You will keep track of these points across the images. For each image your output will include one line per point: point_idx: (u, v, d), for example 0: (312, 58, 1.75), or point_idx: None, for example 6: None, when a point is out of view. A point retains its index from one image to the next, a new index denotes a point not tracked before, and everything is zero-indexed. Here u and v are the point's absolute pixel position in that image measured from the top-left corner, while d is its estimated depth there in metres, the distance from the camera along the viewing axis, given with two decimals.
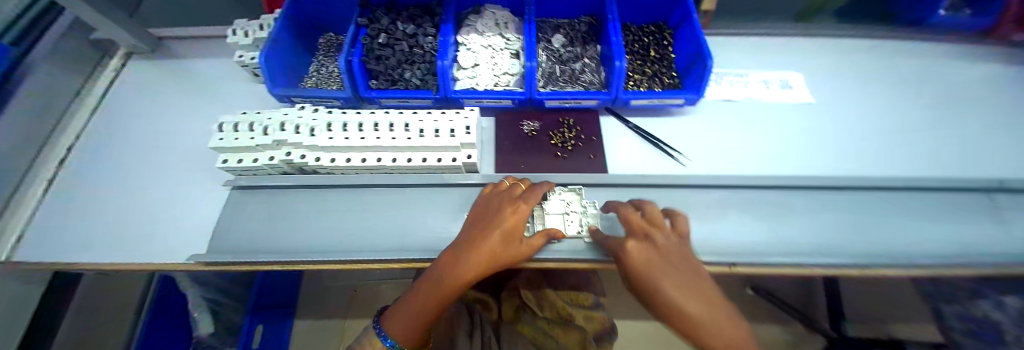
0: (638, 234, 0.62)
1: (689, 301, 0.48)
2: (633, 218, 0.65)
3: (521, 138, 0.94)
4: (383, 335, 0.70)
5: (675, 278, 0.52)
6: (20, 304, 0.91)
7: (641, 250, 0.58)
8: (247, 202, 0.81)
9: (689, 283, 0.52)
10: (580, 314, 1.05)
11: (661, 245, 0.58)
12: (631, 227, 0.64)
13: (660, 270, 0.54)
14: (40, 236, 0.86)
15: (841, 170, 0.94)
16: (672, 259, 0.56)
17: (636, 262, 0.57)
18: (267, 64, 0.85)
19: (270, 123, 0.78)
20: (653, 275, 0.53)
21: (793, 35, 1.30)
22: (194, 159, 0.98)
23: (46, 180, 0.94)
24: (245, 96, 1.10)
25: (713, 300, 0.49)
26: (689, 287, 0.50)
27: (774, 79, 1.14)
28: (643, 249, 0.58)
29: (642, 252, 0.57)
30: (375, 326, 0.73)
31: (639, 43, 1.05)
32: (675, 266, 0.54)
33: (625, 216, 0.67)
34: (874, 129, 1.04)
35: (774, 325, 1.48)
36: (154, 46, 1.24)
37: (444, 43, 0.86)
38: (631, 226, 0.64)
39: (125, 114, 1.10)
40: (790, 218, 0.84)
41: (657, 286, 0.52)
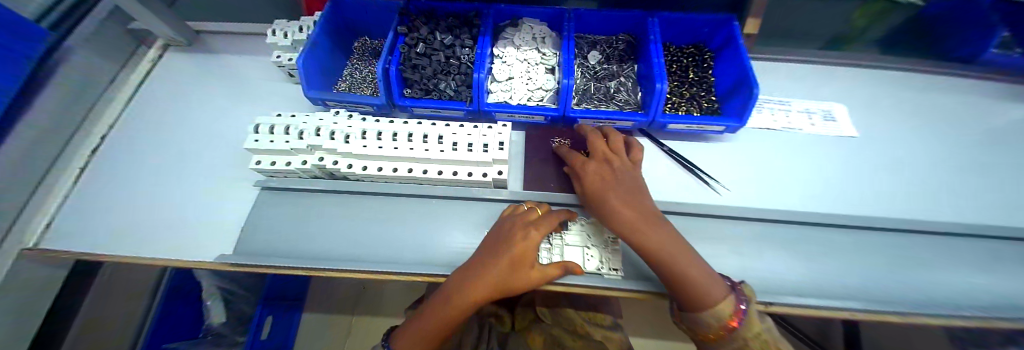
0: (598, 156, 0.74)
1: (626, 210, 0.62)
2: (599, 143, 0.77)
3: (551, 156, 0.92)
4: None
5: (621, 194, 0.66)
6: (45, 287, 0.93)
7: (599, 172, 0.70)
8: (274, 203, 0.81)
9: (635, 201, 0.65)
10: (597, 333, 0.99)
11: (616, 168, 0.71)
12: (596, 151, 0.76)
13: (614, 187, 0.66)
14: (71, 224, 0.87)
15: (884, 209, 0.90)
16: (623, 178, 0.69)
17: (592, 180, 0.70)
18: (305, 67, 0.86)
19: (307, 128, 0.79)
20: (598, 191, 0.67)
21: (835, 65, 1.26)
22: (223, 155, 0.99)
23: (76, 169, 0.97)
24: (278, 95, 1.11)
25: (646, 210, 0.63)
26: (633, 203, 0.64)
27: (817, 109, 1.11)
28: (602, 170, 0.70)
29: (599, 173, 0.70)
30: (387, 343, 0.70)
31: (678, 64, 1.05)
32: (624, 185, 0.67)
33: (591, 142, 0.78)
34: (921, 167, 1.00)
35: None
36: (191, 40, 1.28)
37: (481, 56, 0.85)
38: (596, 150, 0.76)
39: (158, 105, 1.12)
40: (831, 258, 0.79)
41: (606, 199, 0.65)
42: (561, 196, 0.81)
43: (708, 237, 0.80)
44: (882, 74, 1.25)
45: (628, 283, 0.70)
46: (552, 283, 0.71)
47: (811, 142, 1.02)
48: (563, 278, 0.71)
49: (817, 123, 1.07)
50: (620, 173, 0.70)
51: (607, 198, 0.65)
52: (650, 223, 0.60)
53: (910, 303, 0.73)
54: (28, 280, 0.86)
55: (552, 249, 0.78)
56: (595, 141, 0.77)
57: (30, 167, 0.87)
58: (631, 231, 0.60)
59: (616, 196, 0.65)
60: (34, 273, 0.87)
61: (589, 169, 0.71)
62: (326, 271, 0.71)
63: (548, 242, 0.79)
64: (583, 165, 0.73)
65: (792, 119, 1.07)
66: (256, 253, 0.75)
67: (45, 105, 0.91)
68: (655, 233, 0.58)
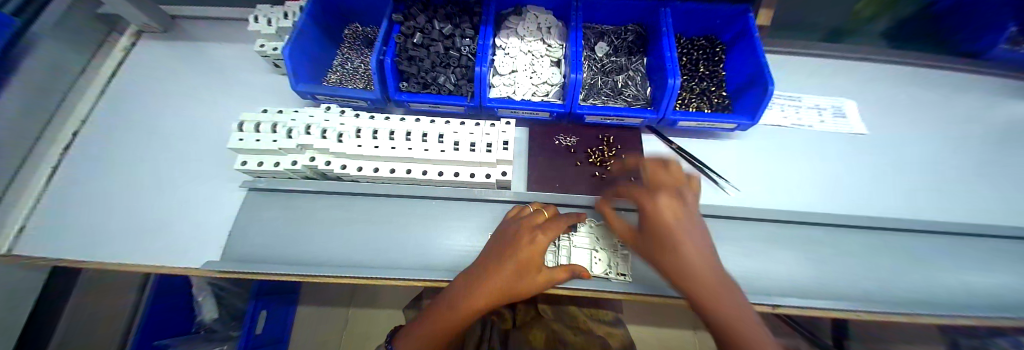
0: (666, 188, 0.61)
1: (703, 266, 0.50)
2: (665, 174, 0.64)
3: (556, 154, 0.88)
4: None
5: (694, 241, 0.54)
6: (22, 292, 0.88)
7: (674, 209, 0.56)
8: (264, 206, 0.76)
9: (708, 255, 0.53)
10: (599, 328, 1.00)
11: (689, 207, 0.58)
12: (662, 181, 0.63)
13: (689, 233, 0.54)
14: (46, 227, 0.81)
15: (888, 209, 0.89)
16: (695, 221, 0.56)
17: (663, 215, 0.56)
18: (292, 58, 0.79)
19: (297, 126, 0.75)
20: (672, 228, 0.54)
21: (842, 59, 1.24)
22: (208, 152, 0.93)
23: (49, 167, 0.90)
24: (264, 87, 1.04)
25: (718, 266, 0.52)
26: (705, 253, 0.52)
27: (827, 105, 1.09)
28: (674, 205, 0.57)
29: (671, 206, 0.57)
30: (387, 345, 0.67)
31: (688, 57, 1.01)
32: (697, 231, 0.55)
33: (654, 170, 0.65)
34: (922, 165, 0.99)
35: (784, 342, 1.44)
36: (167, 26, 1.18)
37: (484, 48, 0.79)
38: (660, 178, 0.63)
39: (135, 98, 1.04)
40: (840, 258, 0.78)
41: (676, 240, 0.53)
42: (568, 197, 0.78)
43: (719, 238, 0.77)
44: (887, 69, 1.24)
45: (637, 288, 0.68)
46: (557, 286, 0.69)
47: (819, 139, 1.00)
48: (570, 283, 0.68)
49: (827, 120, 1.05)
50: (694, 213, 0.58)
51: (678, 244, 0.53)
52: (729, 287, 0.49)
53: (915, 303, 0.73)
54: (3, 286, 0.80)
55: (558, 251, 0.74)
56: (660, 168, 0.64)
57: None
58: (701, 285, 0.48)
59: (692, 245, 0.52)
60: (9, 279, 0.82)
61: (659, 200, 0.58)
62: (322, 277, 0.68)
63: (554, 243, 0.75)
64: (650, 195, 0.60)
65: (801, 115, 1.05)
66: (247, 259, 0.71)
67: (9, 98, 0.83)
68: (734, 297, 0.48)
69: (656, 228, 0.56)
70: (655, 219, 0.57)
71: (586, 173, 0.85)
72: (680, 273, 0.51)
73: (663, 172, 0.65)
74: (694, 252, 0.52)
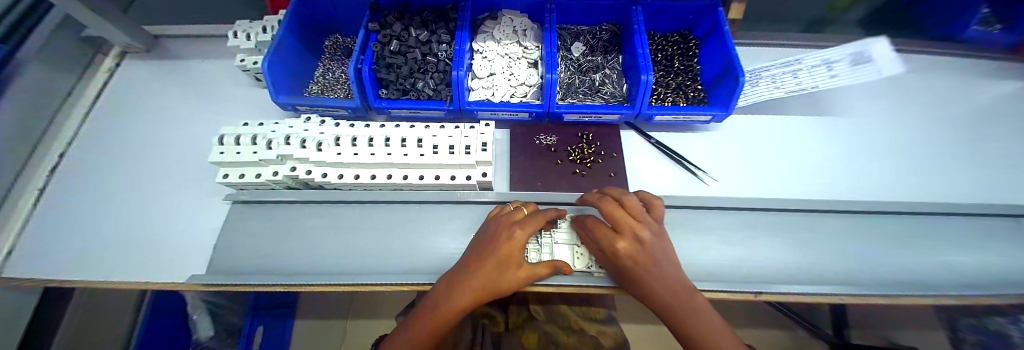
0: (626, 232, 0.57)
1: (681, 315, 0.51)
2: (619, 213, 0.59)
3: (537, 153, 0.89)
4: None
5: (665, 287, 0.53)
6: (13, 315, 0.88)
7: (637, 261, 0.55)
8: (248, 218, 0.77)
9: (683, 295, 0.52)
10: (592, 328, 0.98)
11: (653, 249, 0.55)
12: (618, 224, 0.58)
13: (659, 282, 0.53)
14: (33, 250, 0.81)
15: (869, 193, 0.91)
16: (659, 262, 0.54)
17: (629, 269, 0.56)
18: (271, 71, 0.80)
19: (277, 136, 0.76)
20: (641, 283, 0.54)
21: (817, 48, 1.26)
22: (194, 168, 0.93)
23: (36, 190, 0.89)
24: (247, 100, 1.05)
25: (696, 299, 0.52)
26: (679, 296, 0.52)
27: (841, 56, 0.99)
28: (636, 254, 0.55)
29: (632, 258, 0.55)
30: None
31: (663, 53, 1.04)
32: (669, 276, 0.53)
33: (608, 210, 0.60)
34: (899, 147, 1.01)
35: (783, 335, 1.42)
36: (150, 46, 1.19)
37: (459, 52, 0.80)
38: (617, 221, 0.59)
39: (122, 118, 1.05)
40: (825, 243, 0.78)
41: (648, 293, 0.54)
42: (548, 194, 0.79)
43: (700, 228, 0.78)
44: None
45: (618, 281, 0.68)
46: (540, 283, 0.69)
47: (796, 127, 1.02)
48: (552, 279, 0.68)
49: (839, 73, 0.97)
50: (658, 256, 0.55)
51: (652, 292, 0.54)
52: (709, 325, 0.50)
53: (897, 284, 0.73)
54: None
55: (540, 248, 0.75)
56: (614, 211, 0.59)
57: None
58: (685, 334, 0.51)
59: (665, 294, 0.52)
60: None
61: (621, 252, 0.56)
62: (305, 286, 0.68)
63: (536, 241, 0.76)
64: (611, 246, 0.58)
65: (801, 79, 0.99)
66: (231, 272, 0.71)
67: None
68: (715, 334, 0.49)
69: (630, 277, 0.57)
70: (625, 270, 0.57)
71: (567, 170, 0.86)
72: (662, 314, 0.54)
73: (617, 209, 0.60)
74: (670, 299, 0.52)
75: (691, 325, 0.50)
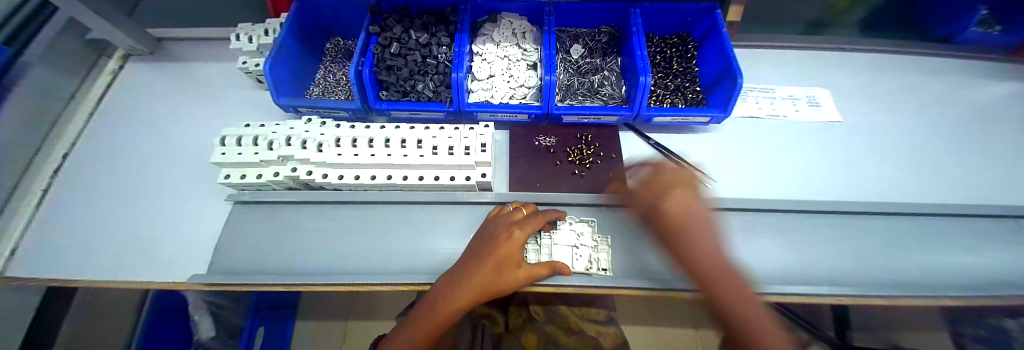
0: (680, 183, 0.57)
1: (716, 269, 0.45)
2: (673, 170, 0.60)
3: (537, 154, 0.90)
4: None
5: (707, 236, 0.49)
6: (15, 316, 0.88)
7: (667, 199, 0.55)
8: (250, 218, 0.77)
9: (707, 246, 0.49)
10: (592, 328, 0.98)
11: (685, 196, 0.55)
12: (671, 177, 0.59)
13: (685, 223, 0.51)
14: (35, 251, 0.81)
15: (869, 194, 0.91)
16: (708, 218, 0.52)
17: (675, 206, 0.53)
18: (273, 73, 0.81)
19: (278, 137, 0.76)
20: (684, 221, 0.51)
21: (815, 50, 1.27)
22: (196, 169, 0.94)
23: (39, 191, 0.90)
24: (249, 102, 1.06)
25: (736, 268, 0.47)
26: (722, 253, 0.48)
27: (802, 95, 1.12)
28: (686, 200, 0.54)
29: (682, 200, 0.54)
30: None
31: (661, 55, 1.05)
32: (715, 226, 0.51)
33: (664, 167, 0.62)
34: (898, 148, 1.01)
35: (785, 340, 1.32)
36: (153, 48, 1.20)
37: (459, 54, 0.81)
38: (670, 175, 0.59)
39: (125, 119, 1.06)
40: (824, 244, 0.78)
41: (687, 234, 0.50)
42: (547, 195, 0.79)
43: None
44: (859, 57, 1.27)
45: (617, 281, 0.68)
46: (539, 284, 0.69)
47: (794, 128, 1.03)
48: (552, 280, 0.68)
49: (802, 109, 1.08)
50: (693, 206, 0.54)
51: (675, 229, 0.51)
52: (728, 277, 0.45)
53: (896, 285, 0.73)
54: None
55: (539, 248, 0.75)
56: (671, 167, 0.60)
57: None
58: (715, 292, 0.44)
59: (689, 237, 0.50)
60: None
61: (671, 193, 0.55)
62: (305, 286, 0.68)
63: (535, 241, 0.76)
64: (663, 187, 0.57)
65: (776, 106, 1.08)
66: (232, 272, 0.72)
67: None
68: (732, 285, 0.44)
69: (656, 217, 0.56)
70: (654, 210, 0.56)
71: (566, 171, 0.87)
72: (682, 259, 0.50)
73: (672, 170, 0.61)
74: (693, 243, 0.49)
75: (710, 272, 0.45)
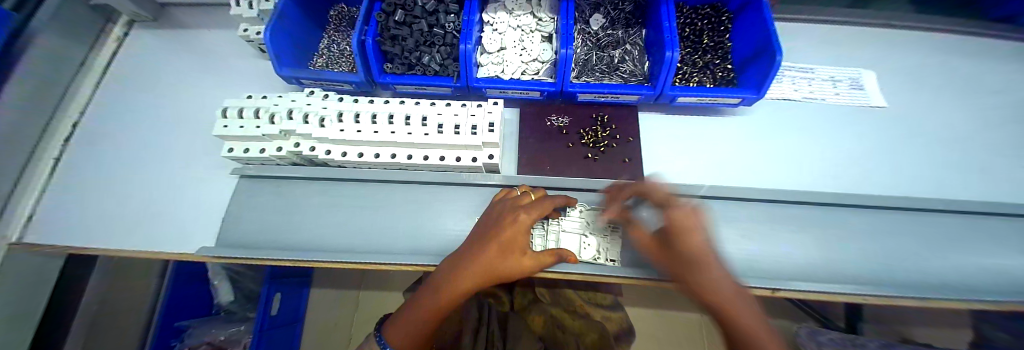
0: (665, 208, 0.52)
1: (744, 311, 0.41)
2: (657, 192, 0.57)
3: (549, 135, 0.85)
4: (383, 343, 0.60)
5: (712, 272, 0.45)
6: (39, 278, 0.90)
7: (688, 229, 0.47)
8: (253, 193, 0.76)
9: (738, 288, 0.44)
10: (597, 312, 0.99)
11: (705, 225, 0.48)
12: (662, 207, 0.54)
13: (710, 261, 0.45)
14: (56, 219, 0.85)
15: (907, 188, 0.83)
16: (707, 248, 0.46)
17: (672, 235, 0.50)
18: (273, 41, 0.77)
19: (279, 110, 0.73)
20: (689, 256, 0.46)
21: (865, 26, 1.13)
22: (201, 142, 0.93)
23: (52, 160, 0.92)
24: (253, 73, 1.03)
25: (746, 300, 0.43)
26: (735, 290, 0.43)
27: (844, 77, 1.01)
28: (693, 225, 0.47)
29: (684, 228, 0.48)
30: (376, 333, 0.63)
31: (691, 27, 0.96)
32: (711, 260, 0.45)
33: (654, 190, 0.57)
34: (942, 138, 0.91)
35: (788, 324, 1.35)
36: (156, 15, 1.16)
37: (468, 23, 0.75)
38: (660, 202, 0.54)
39: (131, 87, 1.05)
40: (853, 240, 0.72)
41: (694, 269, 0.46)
42: (558, 178, 0.75)
43: (718, 220, 0.73)
44: (914, 36, 1.13)
45: (626, 272, 0.64)
46: (545, 271, 0.67)
47: (832, 113, 0.94)
48: (558, 268, 0.66)
49: (843, 91, 0.98)
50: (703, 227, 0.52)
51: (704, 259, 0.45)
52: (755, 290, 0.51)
53: (925, 285, 0.68)
54: (18, 274, 0.84)
55: (547, 236, 0.72)
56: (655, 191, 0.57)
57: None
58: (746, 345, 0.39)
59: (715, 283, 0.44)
60: (22, 267, 0.85)
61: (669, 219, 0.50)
62: (309, 262, 0.68)
63: (543, 227, 0.73)
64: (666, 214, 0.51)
65: (814, 88, 0.98)
66: (237, 245, 0.72)
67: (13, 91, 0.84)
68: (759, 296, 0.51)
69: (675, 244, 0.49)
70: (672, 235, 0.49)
71: (578, 154, 0.82)
72: (729, 316, 0.41)
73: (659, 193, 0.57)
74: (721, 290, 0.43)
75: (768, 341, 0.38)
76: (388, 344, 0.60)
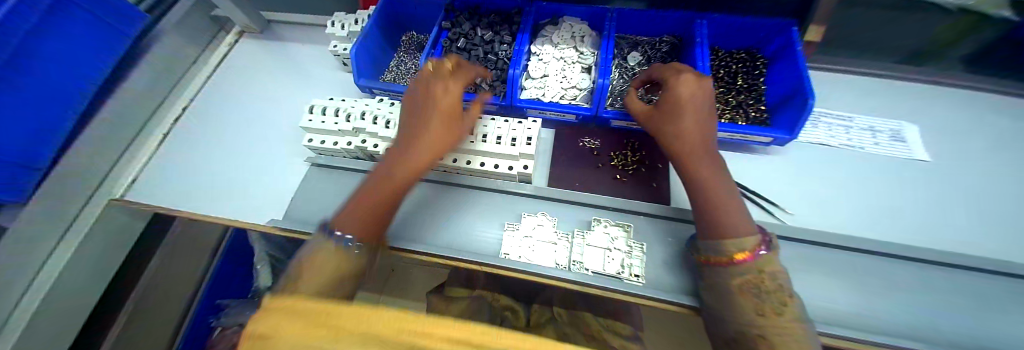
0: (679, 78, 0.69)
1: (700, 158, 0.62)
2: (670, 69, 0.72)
3: (581, 155, 0.92)
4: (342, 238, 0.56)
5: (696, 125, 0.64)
6: (121, 233, 1.07)
7: (679, 95, 0.66)
8: (317, 178, 0.89)
9: (705, 144, 0.64)
10: (614, 340, 0.90)
11: (700, 97, 0.66)
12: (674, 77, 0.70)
13: (690, 121, 0.64)
14: (154, 183, 1.04)
15: (959, 247, 0.78)
16: (703, 113, 0.66)
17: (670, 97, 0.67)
18: (357, 57, 0.94)
19: (354, 112, 0.88)
20: (678, 112, 0.65)
21: (912, 82, 1.12)
22: (279, 133, 1.10)
23: (158, 135, 1.13)
24: (331, 81, 1.22)
25: (709, 153, 0.63)
26: (702, 141, 0.64)
27: (887, 128, 1.00)
28: (688, 88, 0.66)
29: (686, 89, 0.66)
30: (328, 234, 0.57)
31: (726, 69, 1.02)
32: (690, 122, 0.64)
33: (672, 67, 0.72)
34: (997, 200, 0.86)
35: None
36: (262, 28, 1.41)
37: (518, 52, 0.88)
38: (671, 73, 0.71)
39: (231, 83, 1.28)
40: (897, 294, 0.67)
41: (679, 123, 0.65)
42: (586, 195, 0.81)
43: None
44: (968, 96, 1.09)
45: (645, 290, 0.67)
46: (566, 279, 0.71)
47: (871, 161, 0.93)
48: (579, 276, 0.70)
49: (883, 141, 0.97)
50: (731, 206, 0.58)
51: (682, 119, 0.65)
52: (716, 210, 0.56)
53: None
54: (108, 226, 1.00)
55: (572, 248, 0.76)
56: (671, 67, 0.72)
57: (115, 132, 1.01)
58: (693, 170, 0.62)
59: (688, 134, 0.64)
60: (114, 220, 1.02)
61: (675, 84, 0.68)
62: None
63: (569, 237, 0.78)
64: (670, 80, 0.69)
65: (852, 136, 0.98)
66: (296, 219, 0.83)
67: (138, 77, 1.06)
68: (720, 219, 0.55)
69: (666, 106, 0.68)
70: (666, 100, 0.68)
71: (608, 174, 0.88)
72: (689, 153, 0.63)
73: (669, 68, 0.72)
74: (690, 140, 0.63)
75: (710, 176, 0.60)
76: (341, 234, 0.57)
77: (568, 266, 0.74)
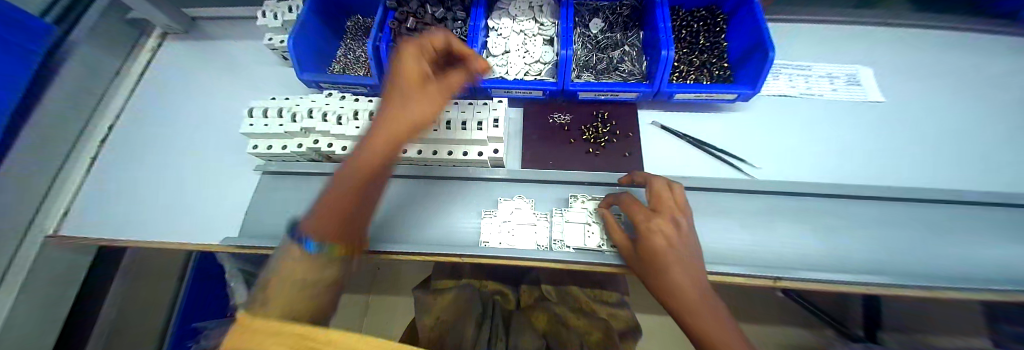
0: (663, 212, 0.55)
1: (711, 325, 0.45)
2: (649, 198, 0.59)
3: (552, 131, 0.89)
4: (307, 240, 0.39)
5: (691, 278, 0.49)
6: (62, 275, 0.95)
7: (659, 241, 0.52)
8: (273, 187, 0.81)
9: (712, 302, 0.47)
10: (602, 310, 0.95)
11: (686, 240, 0.53)
12: (658, 206, 0.57)
13: (681, 274, 0.49)
14: (87, 214, 0.92)
15: (907, 181, 0.83)
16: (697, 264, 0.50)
17: (652, 243, 0.53)
18: (296, 49, 0.84)
19: (301, 110, 0.80)
20: (664, 261, 0.51)
21: (862, 25, 1.15)
22: (226, 143, 0.99)
23: (87, 158, 0.99)
24: (276, 79, 1.11)
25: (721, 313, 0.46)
26: (707, 300, 0.47)
27: (841, 73, 1.04)
28: (669, 231, 0.52)
29: (666, 233, 0.52)
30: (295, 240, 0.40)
31: (687, 29, 1.01)
32: (684, 275, 0.49)
33: (655, 192, 0.60)
34: (939, 132, 0.92)
35: (793, 327, 1.36)
36: (187, 27, 1.24)
37: (474, 28, 0.81)
38: (651, 205, 0.58)
39: (162, 93, 1.13)
40: (856, 232, 0.72)
41: (667, 276, 0.50)
42: (561, 172, 0.79)
43: (720, 211, 0.74)
44: (912, 34, 1.14)
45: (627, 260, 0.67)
46: (548, 260, 0.70)
47: (829, 108, 0.96)
48: (561, 255, 0.69)
49: (839, 87, 1.00)
50: (710, 310, 0.46)
51: (670, 273, 0.50)
52: None
53: (930, 274, 0.67)
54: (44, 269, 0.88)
55: (552, 227, 0.75)
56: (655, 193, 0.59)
57: (33, 162, 0.87)
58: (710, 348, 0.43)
59: (687, 291, 0.48)
60: (49, 261, 0.90)
61: (653, 225, 0.53)
62: None
63: (547, 216, 0.77)
64: (647, 218, 0.55)
65: (810, 84, 1.00)
66: (257, 235, 0.77)
67: (49, 98, 0.91)
68: None
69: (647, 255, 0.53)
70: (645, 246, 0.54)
71: (581, 149, 0.86)
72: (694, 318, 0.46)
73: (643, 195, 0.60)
74: (691, 301, 0.47)
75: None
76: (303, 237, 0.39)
77: (550, 245, 0.73)
